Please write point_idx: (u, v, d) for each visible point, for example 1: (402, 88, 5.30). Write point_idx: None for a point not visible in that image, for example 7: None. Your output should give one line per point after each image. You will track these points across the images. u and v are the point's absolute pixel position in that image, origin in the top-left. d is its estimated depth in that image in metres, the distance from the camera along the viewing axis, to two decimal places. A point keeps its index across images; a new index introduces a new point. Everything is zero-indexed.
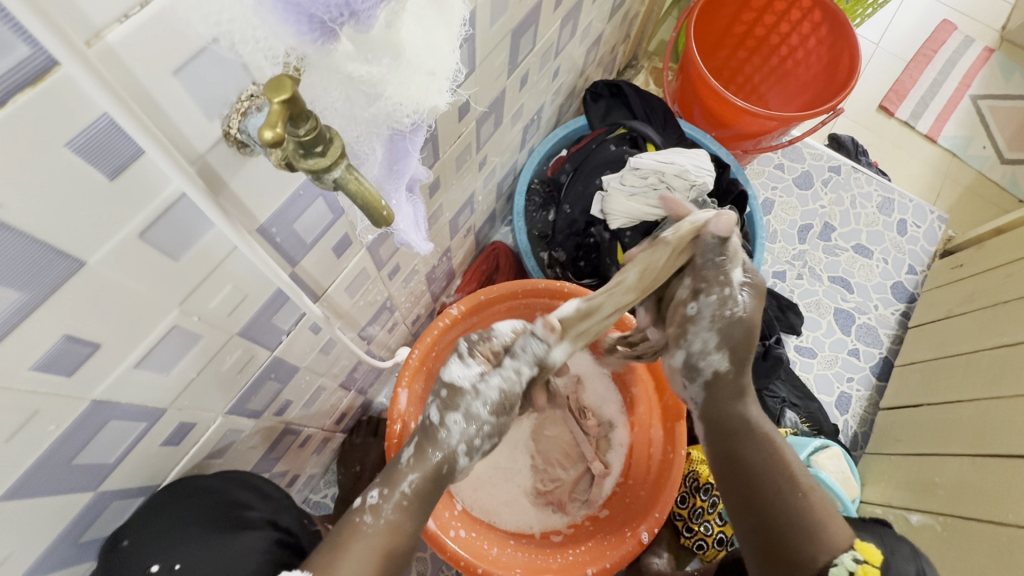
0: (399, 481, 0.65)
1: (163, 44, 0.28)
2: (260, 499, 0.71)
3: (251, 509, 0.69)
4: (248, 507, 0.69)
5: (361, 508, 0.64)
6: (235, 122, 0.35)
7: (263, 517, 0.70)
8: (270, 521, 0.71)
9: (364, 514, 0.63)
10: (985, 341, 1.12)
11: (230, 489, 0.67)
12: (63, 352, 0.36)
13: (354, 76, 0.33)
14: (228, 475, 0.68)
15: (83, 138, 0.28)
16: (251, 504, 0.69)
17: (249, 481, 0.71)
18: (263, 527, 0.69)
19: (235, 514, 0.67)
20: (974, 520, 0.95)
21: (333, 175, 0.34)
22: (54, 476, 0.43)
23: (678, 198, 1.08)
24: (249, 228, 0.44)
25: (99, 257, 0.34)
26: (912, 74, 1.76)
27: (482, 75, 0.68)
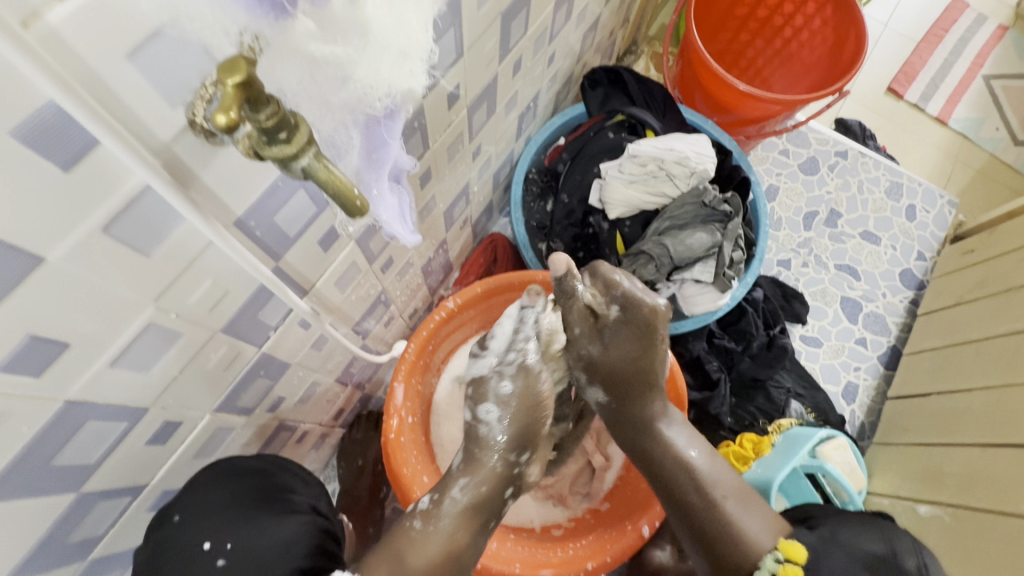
0: (448, 488, 0.71)
1: (110, 26, 0.26)
2: (303, 485, 0.76)
3: (294, 494, 0.74)
4: (293, 492, 0.74)
5: (413, 513, 0.70)
6: (199, 110, 0.33)
7: (303, 501, 0.74)
8: (312, 506, 0.75)
9: (415, 519, 0.69)
10: (996, 328, 1.09)
11: (275, 474, 0.73)
12: (30, 352, 0.35)
13: (317, 56, 0.31)
14: (273, 460, 0.75)
15: (30, 127, 0.27)
16: (294, 489, 0.74)
17: (287, 467, 0.75)
18: (307, 512, 0.73)
19: (280, 496, 0.72)
20: (986, 512, 0.93)
21: (301, 163, 0.32)
22: (32, 477, 0.42)
23: (679, 186, 1.07)
24: (225, 221, 0.43)
25: (61, 253, 0.32)
26: (922, 54, 1.71)
27: (471, 60, 0.66)
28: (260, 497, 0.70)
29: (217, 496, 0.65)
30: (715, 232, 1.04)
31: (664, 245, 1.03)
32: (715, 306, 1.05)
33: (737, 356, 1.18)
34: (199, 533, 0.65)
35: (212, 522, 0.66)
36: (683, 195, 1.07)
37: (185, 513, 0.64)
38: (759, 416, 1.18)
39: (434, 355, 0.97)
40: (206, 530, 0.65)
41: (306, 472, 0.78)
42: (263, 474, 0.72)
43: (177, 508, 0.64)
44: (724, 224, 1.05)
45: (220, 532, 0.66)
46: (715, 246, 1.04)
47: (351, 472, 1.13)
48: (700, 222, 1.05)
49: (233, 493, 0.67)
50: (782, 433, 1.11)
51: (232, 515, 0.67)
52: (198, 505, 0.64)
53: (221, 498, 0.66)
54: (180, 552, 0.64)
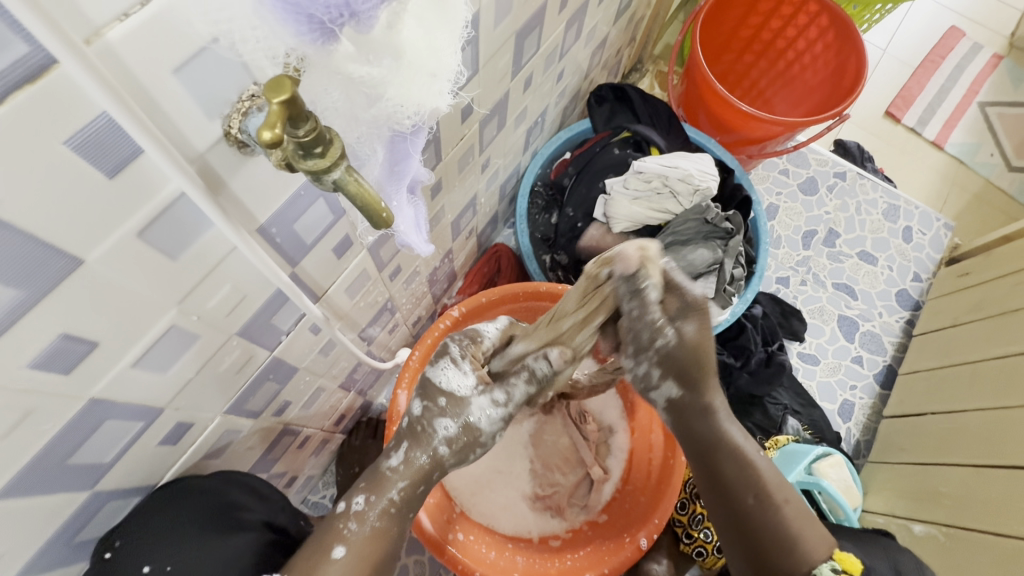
0: None
1: (162, 41, 0.28)
2: (257, 500, 0.71)
3: (246, 511, 0.69)
4: (245, 509, 0.69)
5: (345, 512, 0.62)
6: (235, 122, 0.34)
7: (256, 518, 0.70)
8: (264, 522, 0.71)
9: (348, 520, 0.61)
10: (990, 351, 1.11)
11: (229, 490, 0.67)
12: (60, 350, 0.36)
13: (355, 76, 0.33)
14: (228, 475, 0.68)
15: (82, 137, 0.28)
16: (247, 507, 0.69)
17: (243, 482, 0.70)
18: (257, 529, 0.69)
19: (234, 514, 0.67)
20: (980, 532, 0.94)
21: (333, 176, 0.33)
22: (49, 474, 0.42)
23: (682, 202, 1.09)
24: (249, 228, 0.44)
25: (98, 255, 0.34)
26: (919, 80, 1.75)
27: (487, 75, 0.68)
28: (210, 517, 0.63)
29: (167, 516, 0.59)
30: (716, 249, 1.05)
31: (665, 260, 1.04)
32: (715, 321, 1.06)
33: (736, 372, 1.20)
34: (136, 561, 0.58)
35: (148, 545, 0.59)
36: (686, 211, 1.08)
37: (125, 538, 0.58)
38: (757, 431, 1.20)
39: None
40: (145, 555, 0.59)
41: (261, 486, 0.72)
42: (216, 491, 0.65)
43: (117, 533, 0.57)
44: (725, 241, 1.06)
45: (164, 556, 0.60)
46: (716, 263, 1.05)
47: (350, 478, 1.13)
48: (702, 239, 1.05)
49: (189, 510, 0.61)
50: (779, 449, 1.12)
51: (177, 537, 0.61)
52: (142, 528, 0.58)
53: (170, 518, 0.60)
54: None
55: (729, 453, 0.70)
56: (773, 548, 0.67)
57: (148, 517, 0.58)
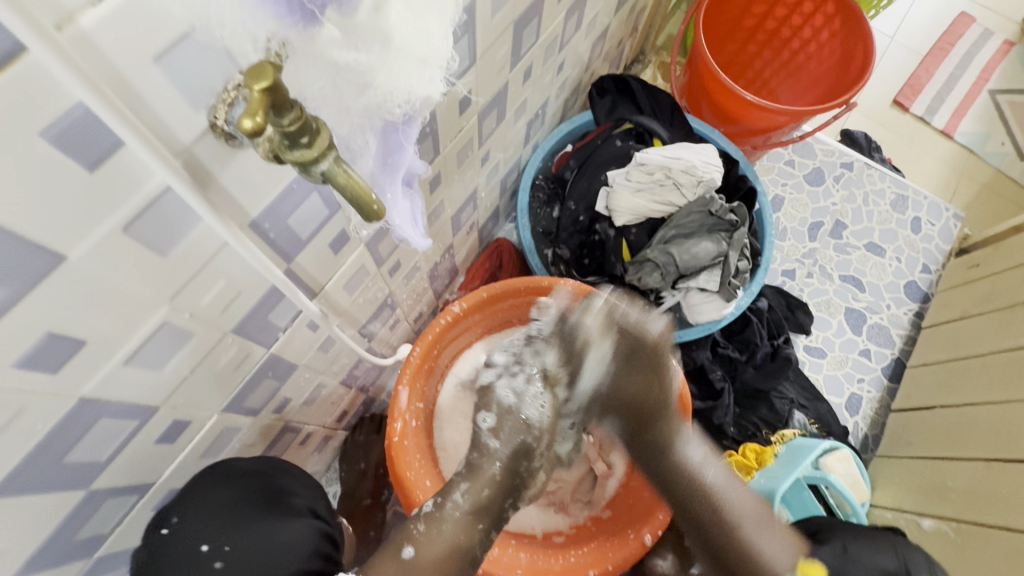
0: None
1: (139, 28, 0.27)
2: (303, 487, 0.78)
3: (293, 497, 0.75)
4: (293, 494, 0.76)
5: (416, 515, 0.65)
6: (222, 113, 0.33)
7: (302, 505, 0.76)
8: (310, 510, 0.76)
9: (417, 521, 0.64)
10: (1000, 343, 1.09)
11: (276, 475, 0.74)
12: (48, 348, 0.35)
13: (342, 63, 0.32)
14: (275, 463, 0.75)
15: (59, 128, 0.27)
16: (294, 491, 0.76)
17: (288, 470, 0.77)
18: (305, 516, 0.75)
19: (280, 499, 0.73)
20: (990, 527, 0.93)
21: (321, 168, 0.32)
22: (45, 473, 0.42)
23: (685, 194, 1.07)
24: (240, 223, 0.43)
25: (81, 251, 0.33)
26: (928, 68, 1.72)
27: (484, 67, 0.67)
28: (258, 499, 0.71)
29: (220, 495, 0.66)
30: (721, 241, 1.04)
31: (669, 253, 1.03)
32: (719, 315, 1.05)
33: (741, 366, 1.18)
34: (196, 536, 0.66)
35: (204, 524, 0.66)
36: (689, 204, 1.07)
37: (182, 514, 0.64)
38: (762, 426, 1.18)
39: (438, 359, 0.97)
40: (203, 532, 0.66)
41: (306, 474, 0.79)
42: (263, 475, 0.73)
43: (174, 509, 0.64)
44: (730, 233, 1.05)
45: (218, 535, 0.67)
46: (721, 255, 1.04)
47: (353, 475, 1.13)
48: (706, 231, 1.05)
49: (241, 491, 0.69)
50: (785, 444, 1.12)
51: (230, 518, 0.67)
52: (197, 506, 0.65)
53: (225, 499, 0.67)
54: (179, 553, 0.65)
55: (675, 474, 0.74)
56: (740, 568, 0.71)
57: (204, 495, 0.65)
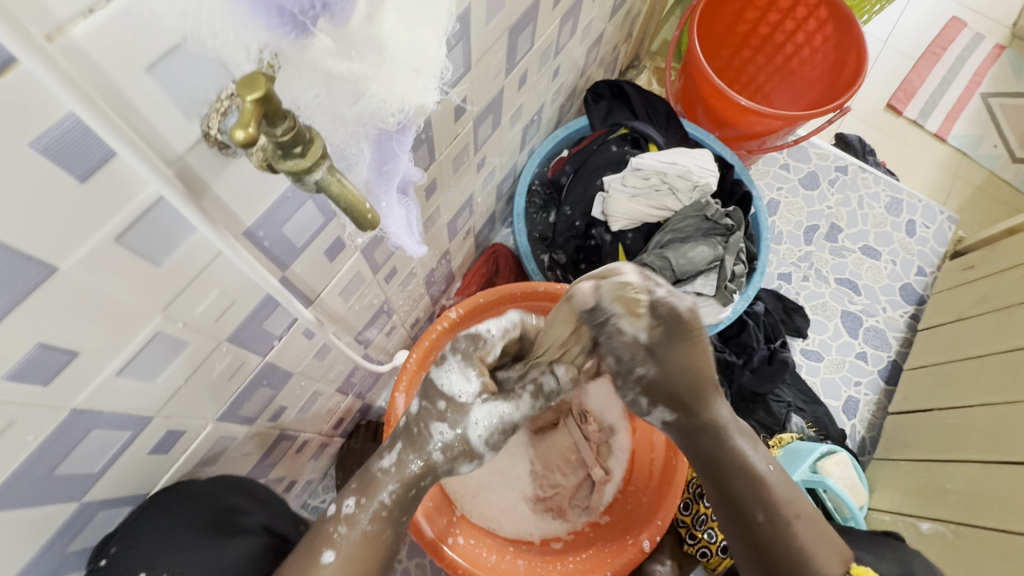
0: None
1: (131, 39, 0.27)
2: (255, 504, 0.70)
3: (246, 515, 0.68)
4: (245, 513, 0.68)
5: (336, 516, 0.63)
6: (214, 123, 0.33)
7: (255, 523, 0.69)
8: (264, 527, 0.70)
9: (338, 523, 0.62)
10: (997, 345, 1.09)
11: (224, 494, 0.66)
12: (39, 360, 0.35)
13: (335, 72, 0.32)
14: (223, 479, 0.67)
15: (49, 139, 0.27)
16: (246, 510, 0.68)
17: (239, 486, 0.69)
18: (257, 534, 0.68)
19: (231, 519, 0.65)
20: (989, 529, 0.93)
21: (315, 177, 0.32)
22: (33, 486, 0.41)
23: (681, 199, 1.07)
24: (234, 231, 0.43)
25: (73, 262, 0.33)
26: (920, 72, 1.73)
27: (479, 74, 0.67)
28: (213, 520, 0.63)
29: (167, 520, 0.59)
30: (717, 246, 1.04)
31: (665, 258, 1.02)
32: (716, 319, 1.05)
33: (738, 369, 1.18)
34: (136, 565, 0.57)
35: (150, 550, 0.58)
36: (685, 209, 1.07)
37: (122, 543, 0.57)
38: (760, 429, 1.18)
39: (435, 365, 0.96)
40: (144, 561, 0.58)
41: (261, 490, 0.72)
42: (213, 495, 0.64)
43: (113, 538, 0.56)
44: (726, 237, 1.06)
45: (165, 561, 0.59)
46: (716, 259, 1.04)
47: (350, 482, 1.12)
48: (702, 235, 1.05)
49: (190, 515, 0.61)
50: (783, 447, 1.11)
51: (176, 542, 0.60)
52: (140, 532, 0.57)
53: (179, 519, 0.60)
54: None
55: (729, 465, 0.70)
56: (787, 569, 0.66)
57: (153, 519, 0.58)
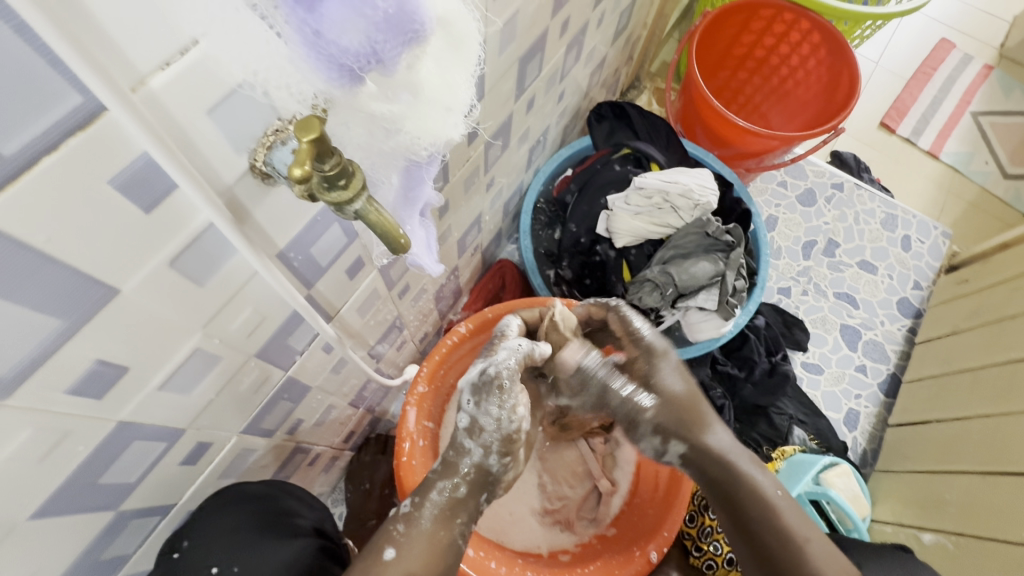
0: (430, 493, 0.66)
1: (197, 86, 0.30)
2: (307, 508, 0.77)
3: (299, 517, 0.74)
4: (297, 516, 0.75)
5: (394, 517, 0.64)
6: (261, 156, 0.36)
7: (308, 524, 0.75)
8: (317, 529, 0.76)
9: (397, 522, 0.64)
10: (992, 357, 1.12)
11: (278, 496, 0.73)
12: (95, 374, 0.37)
13: (377, 114, 0.35)
14: (275, 485, 0.75)
15: (124, 176, 0.30)
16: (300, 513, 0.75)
17: (290, 491, 0.76)
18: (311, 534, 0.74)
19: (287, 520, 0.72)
20: (986, 538, 0.95)
21: (355, 207, 0.35)
22: (80, 495, 0.44)
23: (682, 217, 1.11)
24: (269, 253, 0.46)
25: (133, 285, 0.35)
26: (912, 92, 1.78)
27: (491, 100, 0.70)
28: (268, 522, 0.69)
29: (227, 522, 0.65)
30: (718, 262, 1.08)
31: (668, 274, 1.06)
32: (718, 333, 1.09)
33: (741, 382, 1.20)
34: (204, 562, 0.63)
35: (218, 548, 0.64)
36: (686, 226, 1.10)
37: (193, 538, 0.63)
38: (763, 441, 1.21)
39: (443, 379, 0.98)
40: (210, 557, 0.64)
41: (307, 493, 0.78)
42: (267, 497, 0.71)
43: (184, 533, 0.63)
44: (727, 254, 1.09)
45: (227, 556, 0.65)
46: (717, 275, 1.08)
47: (359, 494, 1.14)
48: (703, 251, 1.09)
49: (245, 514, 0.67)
50: (786, 460, 1.13)
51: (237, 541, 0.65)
52: (205, 530, 0.63)
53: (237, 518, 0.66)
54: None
55: (739, 502, 0.68)
56: None
57: (215, 520, 0.64)
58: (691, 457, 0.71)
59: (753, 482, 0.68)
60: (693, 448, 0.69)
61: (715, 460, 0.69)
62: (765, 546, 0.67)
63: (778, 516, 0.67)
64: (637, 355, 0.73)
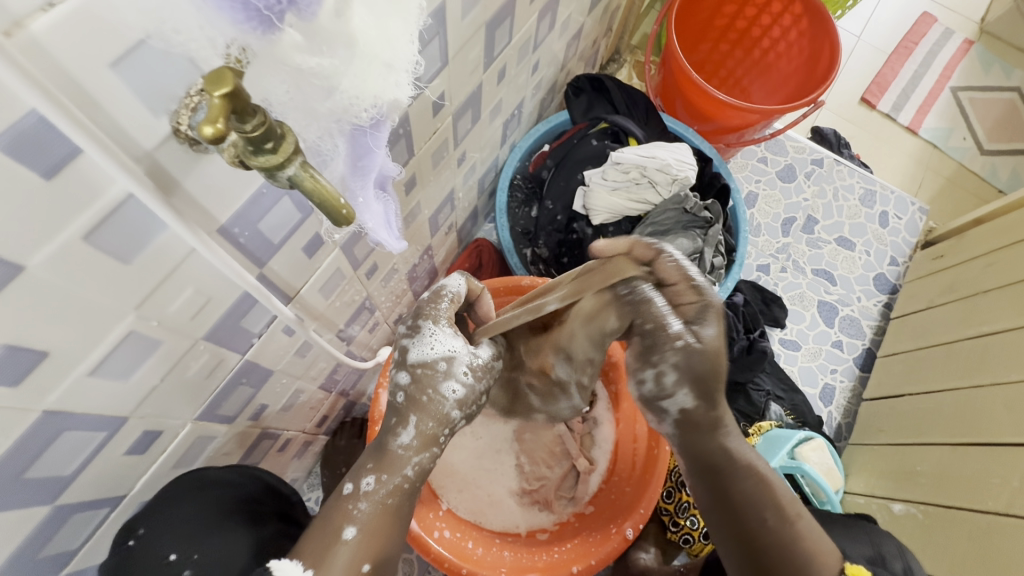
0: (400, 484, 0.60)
1: (95, 38, 0.26)
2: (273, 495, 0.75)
3: (263, 503, 0.73)
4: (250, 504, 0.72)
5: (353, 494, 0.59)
6: (184, 118, 0.33)
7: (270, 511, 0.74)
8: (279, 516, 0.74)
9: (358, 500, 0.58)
10: (966, 331, 1.13)
11: (248, 484, 0.72)
12: (6, 360, 0.34)
13: (304, 68, 0.32)
14: (246, 471, 0.73)
15: (12, 136, 0.27)
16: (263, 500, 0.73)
17: (256, 476, 0.74)
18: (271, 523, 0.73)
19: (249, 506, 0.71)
20: (955, 508, 0.96)
21: (287, 173, 0.32)
22: (5, 490, 0.41)
23: (660, 192, 1.08)
24: (208, 228, 0.43)
25: (40, 261, 0.32)
26: (893, 66, 1.77)
27: (456, 69, 0.67)
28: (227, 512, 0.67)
29: (185, 508, 0.64)
30: (696, 238, 1.06)
31: None
32: None
33: None
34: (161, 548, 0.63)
35: (178, 530, 0.64)
36: (664, 202, 1.08)
37: (149, 525, 0.62)
38: (742, 418, 1.22)
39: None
40: (167, 544, 0.64)
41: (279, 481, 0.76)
42: (232, 485, 0.70)
43: (140, 521, 0.61)
44: (705, 230, 1.08)
45: (185, 544, 0.65)
46: (696, 252, 1.06)
47: (335, 479, 1.12)
48: (682, 228, 1.07)
49: (207, 503, 0.66)
50: (763, 435, 1.14)
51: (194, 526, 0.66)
52: (166, 519, 0.63)
53: (197, 507, 0.65)
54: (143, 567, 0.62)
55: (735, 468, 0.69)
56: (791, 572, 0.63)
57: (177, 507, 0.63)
58: (697, 426, 0.70)
59: (748, 458, 0.70)
60: (696, 408, 0.69)
61: (719, 434, 0.70)
62: (748, 522, 0.66)
63: (768, 487, 0.68)
64: (693, 303, 0.66)
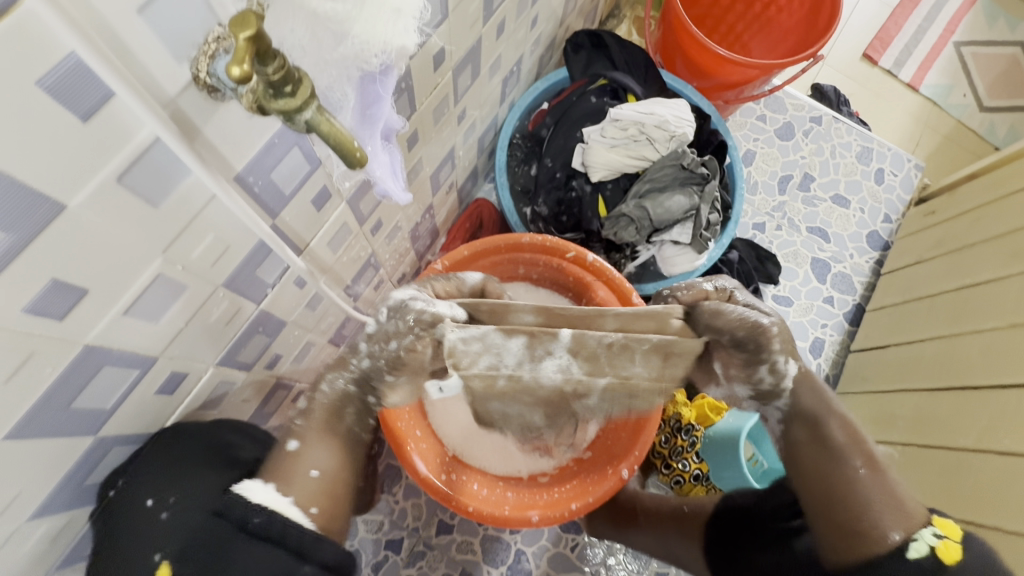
0: None
1: None
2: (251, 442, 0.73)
3: (241, 450, 0.71)
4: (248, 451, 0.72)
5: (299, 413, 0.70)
6: (203, 66, 0.35)
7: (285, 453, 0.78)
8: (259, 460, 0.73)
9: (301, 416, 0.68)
10: (951, 284, 1.17)
11: (220, 431, 0.69)
12: (54, 295, 0.37)
13: (319, 12, 0.34)
14: (218, 422, 0.70)
15: (54, 78, 0.29)
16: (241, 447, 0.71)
17: (235, 426, 0.72)
18: None
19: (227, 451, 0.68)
20: (932, 448, 1.02)
21: (305, 116, 0.35)
22: (55, 419, 0.45)
23: (659, 149, 1.10)
24: (226, 176, 0.45)
25: (79, 201, 0.35)
26: (897, 21, 1.74)
27: (456, 22, 0.67)
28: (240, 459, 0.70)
29: (172, 449, 0.62)
30: (692, 195, 1.09)
31: (643, 208, 1.08)
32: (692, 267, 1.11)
33: None
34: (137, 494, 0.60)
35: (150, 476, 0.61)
36: (662, 158, 1.09)
37: (129, 473, 0.59)
38: None
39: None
40: (146, 489, 0.60)
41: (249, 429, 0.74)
42: (208, 431, 0.67)
43: (121, 469, 0.59)
44: (702, 186, 1.10)
45: (160, 487, 0.61)
46: (692, 209, 1.10)
47: None
48: (679, 185, 1.09)
49: (187, 448, 0.64)
50: None
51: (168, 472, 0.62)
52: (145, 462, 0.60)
53: (176, 454, 0.62)
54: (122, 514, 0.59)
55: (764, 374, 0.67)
56: None
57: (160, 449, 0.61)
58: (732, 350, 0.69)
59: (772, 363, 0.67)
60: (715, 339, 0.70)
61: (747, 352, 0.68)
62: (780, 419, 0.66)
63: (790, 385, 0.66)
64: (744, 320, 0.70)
